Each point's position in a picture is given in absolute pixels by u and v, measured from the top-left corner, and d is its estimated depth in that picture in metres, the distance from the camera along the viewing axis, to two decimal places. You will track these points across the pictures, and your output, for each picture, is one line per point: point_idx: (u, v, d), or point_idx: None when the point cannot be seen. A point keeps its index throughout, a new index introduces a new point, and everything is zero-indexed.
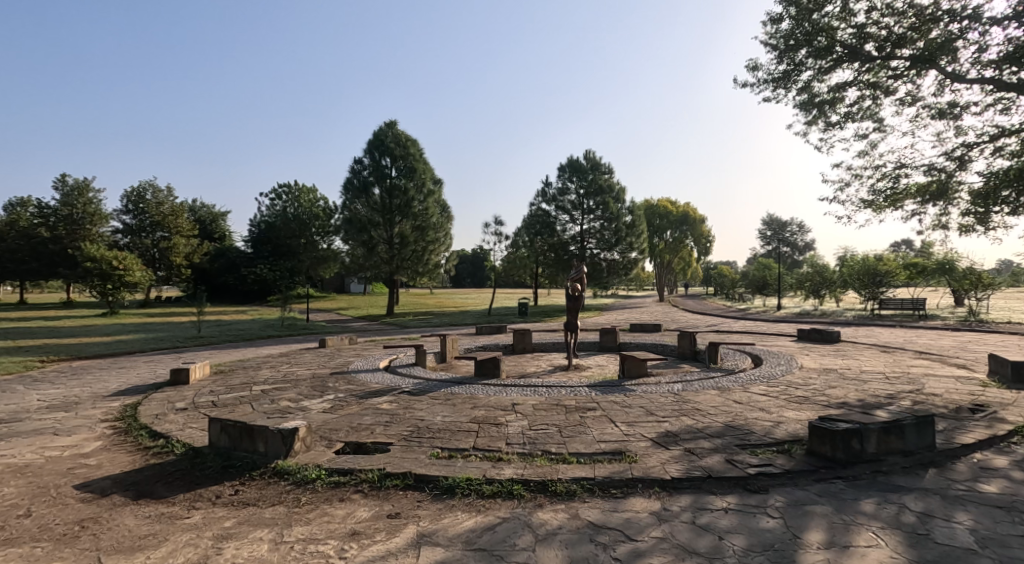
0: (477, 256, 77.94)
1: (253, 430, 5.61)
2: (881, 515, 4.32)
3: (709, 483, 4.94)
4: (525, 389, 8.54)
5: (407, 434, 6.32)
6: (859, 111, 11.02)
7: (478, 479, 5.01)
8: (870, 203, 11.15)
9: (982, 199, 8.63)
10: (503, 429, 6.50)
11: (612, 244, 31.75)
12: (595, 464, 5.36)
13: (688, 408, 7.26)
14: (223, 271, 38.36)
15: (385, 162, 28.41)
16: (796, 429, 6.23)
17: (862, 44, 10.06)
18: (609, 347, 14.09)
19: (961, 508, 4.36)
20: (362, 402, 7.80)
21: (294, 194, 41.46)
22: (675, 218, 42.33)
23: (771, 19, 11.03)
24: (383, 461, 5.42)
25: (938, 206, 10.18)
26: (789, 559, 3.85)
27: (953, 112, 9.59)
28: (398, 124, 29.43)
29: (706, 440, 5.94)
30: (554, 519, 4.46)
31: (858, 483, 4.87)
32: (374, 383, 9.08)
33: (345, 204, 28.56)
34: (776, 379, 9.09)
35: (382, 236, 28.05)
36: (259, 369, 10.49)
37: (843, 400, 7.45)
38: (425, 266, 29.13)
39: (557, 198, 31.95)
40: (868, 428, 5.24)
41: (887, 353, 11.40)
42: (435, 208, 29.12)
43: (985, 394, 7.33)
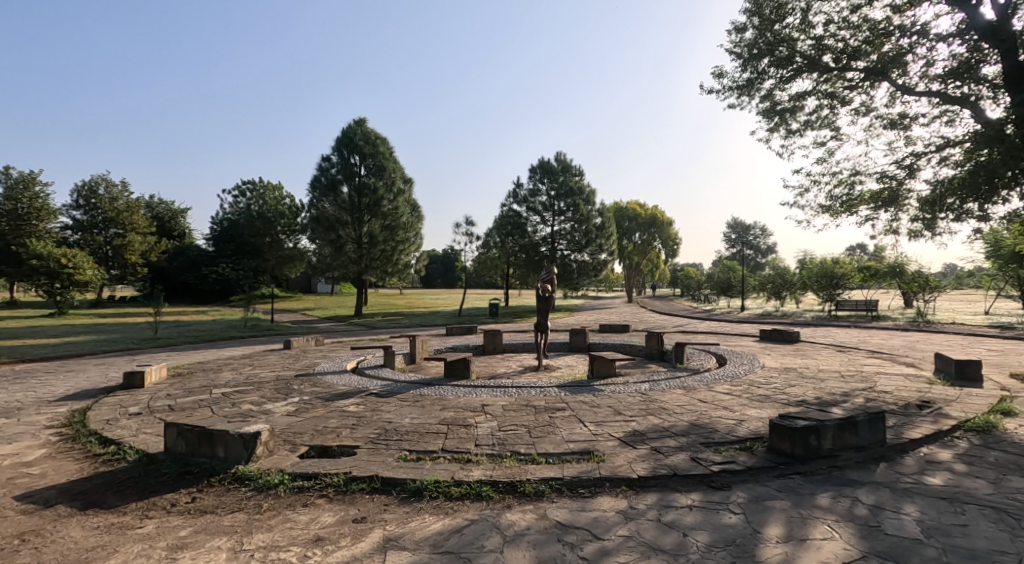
0: (448, 257, 77.51)
1: (212, 434, 5.47)
2: (836, 509, 4.48)
3: (675, 481, 5.03)
4: (495, 390, 8.53)
5: (374, 437, 6.25)
6: (817, 120, 11.39)
7: (447, 480, 5.00)
8: (828, 208, 11.52)
9: (929, 206, 9.02)
10: (472, 430, 6.49)
11: (582, 246, 31.99)
12: (563, 464, 5.40)
13: (655, 407, 7.39)
14: (183, 270, 37.29)
15: (353, 161, 28.01)
16: (757, 427, 6.41)
17: (821, 56, 10.43)
18: (579, 347, 14.20)
19: (909, 500, 4.55)
20: (328, 405, 7.68)
21: (258, 191, 40.49)
22: (644, 220, 42.88)
23: (736, 29, 11.31)
24: (349, 464, 5.35)
25: (889, 213, 10.60)
26: (750, 554, 3.95)
27: (904, 122, 10.01)
28: (367, 122, 29.05)
29: (672, 438, 6.05)
30: (523, 520, 4.48)
31: (815, 479, 5.03)
32: (341, 385, 8.95)
33: (312, 202, 28.02)
34: (739, 379, 9.33)
35: (350, 235, 27.65)
36: (219, 371, 10.22)
37: (802, 398, 7.69)
38: (394, 266, 28.85)
39: (528, 199, 32.09)
40: (825, 425, 5.42)
41: (843, 352, 11.84)
42: (405, 208, 28.85)
43: (931, 391, 7.68)
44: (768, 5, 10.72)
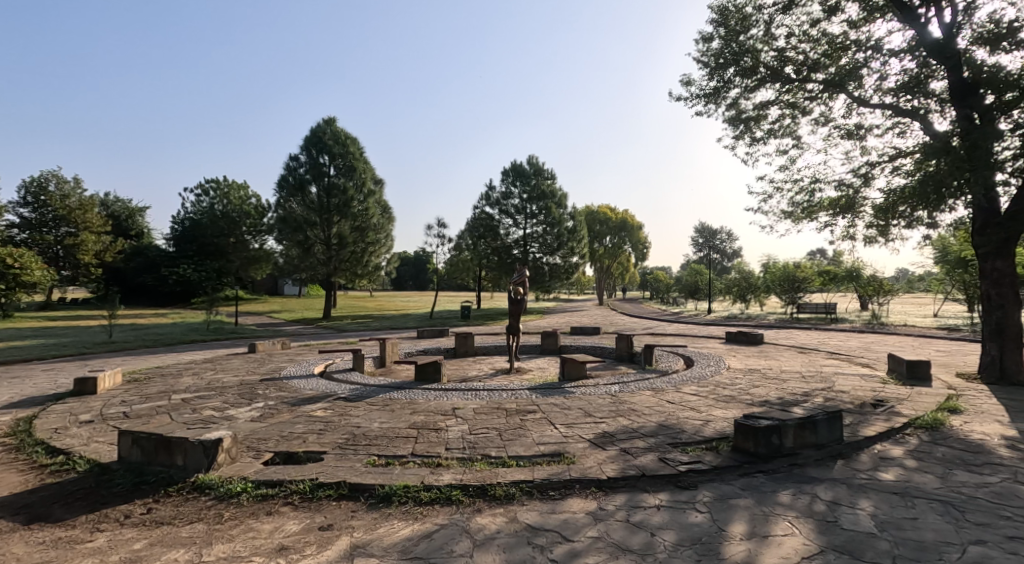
0: (419, 259, 76.97)
1: (171, 442, 5.32)
2: (796, 505, 4.62)
3: (644, 482, 5.11)
4: (466, 394, 8.51)
5: (342, 442, 6.18)
6: (780, 128, 11.72)
7: (416, 485, 4.98)
8: (789, 214, 11.86)
9: (883, 213, 9.39)
10: (442, 434, 6.47)
11: (554, 249, 32.19)
12: (534, 466, 5.43)
13: (624, 409, 7.50)
14: (140, 271, 36.24)
15: (322, 160, 27.58)
16: (723, 427, 6.56)
17: (783, 67, 10.76)
18: (550, 350, 14.28)
19: (864, 496, 4.73)
20: (295, 410, 7.56)
21: (223, 190, 39.64)
22: (615, 224, 43.41)
23: (703, 38, 11.56)
24: (315, 470, 5.28)
25: (847, 219, 10.99)
26: (714, 551, 4.04)
27: (860, 133, 10.38)
28: (337, 121, 28.70)
29: (641, 439, 6.15)
30: (493, 523, 4.49)
31: (777, 476, 5.19)
32: (308, 390, 8.81)
33: (279, 202, 27.44)
34: (706, 380, 9.54)
35: (318, 236, 27.20)
36: (180, 376, 9.93)
37: (765, 398, 7.90)
38: (364, 268, 28.61)
39: (501, 201, 32.15)
40: (786, 424, 5.59)
41: (804, 353, 12.21)
42: (375, 209, 28.57)
43: (885, 390, 8.00)
44: (734, 16, 11.02)
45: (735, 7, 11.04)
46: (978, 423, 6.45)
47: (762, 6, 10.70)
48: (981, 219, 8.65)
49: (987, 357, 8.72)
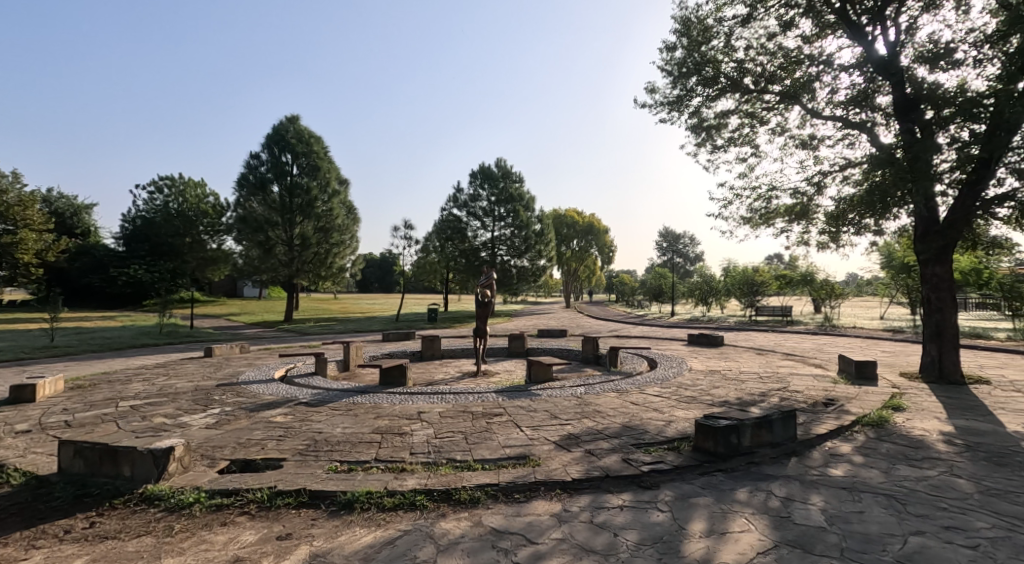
0: (386, 261, 76.17)
1: (117, 452, 5.12)
2: (752, 502, 4.76)
3: (607, 483, 5.18)
4: (432, 397, 8.45)
5: (303, 448, 6.06)
6: (739, 137, 12.05)
7: (380, 491, 4.92)
8: (748, 220, 12.20)
9: (834, 220, 9.76)
10: (407, 439, 6.41)
11: (522, 252, 32.33)
12: (499, 469, 5.43)
13: (589, 410, 7.60)
14: (87, 272, 34.84)
15: (285, 159, 26.99)
16: (684, 427, 6.71)
17: (742, 78, 11.08)
18: (517, 352, 14.30)
19: (815, 491, 4.90)
20: (254, 416, 7.38)
21: (178, 188, 38.55)
22: (582, 227, 43.88)
23: (667, 47, 11.81)
24: (274, 477, 5.17)
25: (801, 225, 11.38)
26: (675, 550, 4.12)
27: (813, 143, 10.78)
28: (300, 119, 28.18)
29: (605, 440, 6.24)
30: (457, 528, 4.47)
31: (735, 474, 5.32)
32: (268, 395, 8.60)
33: (239, 201, 26.71)
34: (669, 381, 9.73)
35: (280, 236, 26.60)
36: (129, 382, 9.55)
37: (725, 399, 8.11)
38: (328, 270, 28.20)
39: (468, 204, 32.10)
40: (744, 423, 5.75)
41: (762, 354, 12.59)
42: (340, 209, 28.19)
43: (836, 389, 8.33)
44: (696, 27, 11.32)
45: (697, 18, 11.34)
46: (920, 420, 6.77)
47: (723, 18, 11.01)
48: (922, 227, 9.08)
49: (928, 357, 9.15)
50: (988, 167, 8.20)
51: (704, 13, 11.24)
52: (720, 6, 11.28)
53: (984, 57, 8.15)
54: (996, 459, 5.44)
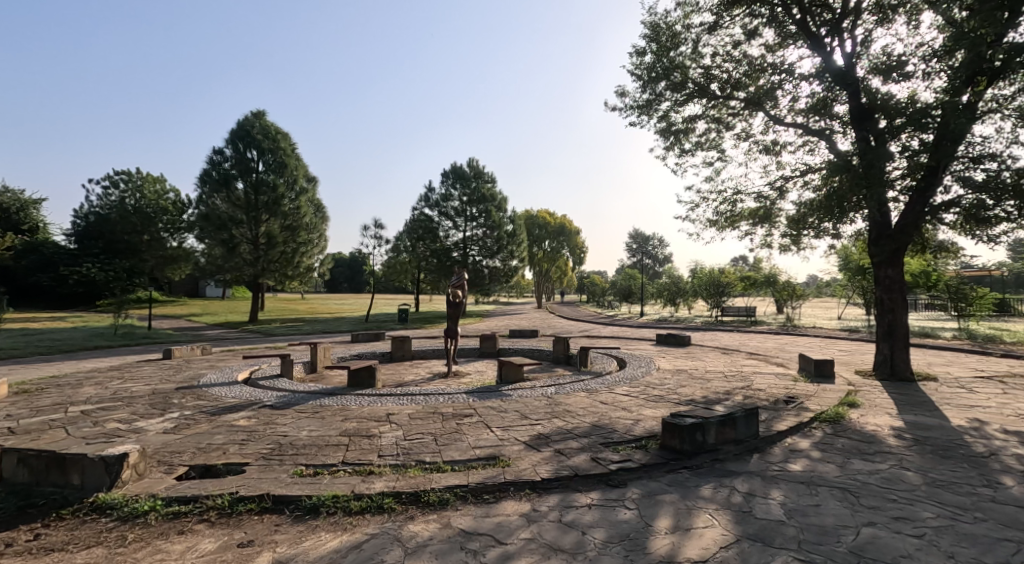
0: (356, 260, 75.15)
1: (66, 459, 4.92)
2: (716, 498, 4.86)
3: (576, 481, 5.22)
4: (401, 399, 8.38)
5: (267, 452, 5.93)
6: (706, 141, 12.30)
7: (346, 495, 4.85)
8: (714, 223, 12.45)
9: (795, 224, 10.05)
10: (375, 441, 6.34)
11: (494, 252, 32.32)
12: (469, 470, 5.42)
13: (559, 410, 7.65)
14: (35, 270, 33.27)
15: (250, 155, 26.39)
16: (652, 426, 6.80)
17: (709, 84, 11.30)
18: (488, 353, 14.29)
19: (775, 486, 5.03)
20: (215, 420, 7.19)
21: (135, 183, 37.30)
22: (553, 228, 44.22)
23: (636, 52, 11.97)
24: (236, 483, 5.04)
25: (764, 228, 11.69)
26: (641, 547, 4.17)
27: (776, 149, 11.08)
28: (266, 114, 27.56)
29: (574, 440, 6.28)
30: (426, 530, 4.45)
31: (700, 471, 5.43)
32: (231, 398, 8.39)
33: (201, 198, 25.95)
34: (637, 380, 9.85)
35: (245, 235, 25.96)
36: (80, 386, 9.18)
37: (691, 397, 8.27)
38: (294, 269, 27.69)
39: (440, 204, 31.92)
40: (709, 421, 5.86)
41: (727, 354, 12.87)
42: (308, 208, 27.70)
43: (796, 387, 8.58)
44: (665, 33, 11.53)
45: (666, 24, 11.54)
46: (872, 416, 7.03)
47: (690, 25, 11.24)
48: (875, 231, 9.43)
49: (880, 355, 9.49)
50: (936, 175, 8.58)
51: (672, 19, 11.45)
52: (688, 12, 11.50)
53: (933, 70, 8.50)
54: (941, 452, 5.70)
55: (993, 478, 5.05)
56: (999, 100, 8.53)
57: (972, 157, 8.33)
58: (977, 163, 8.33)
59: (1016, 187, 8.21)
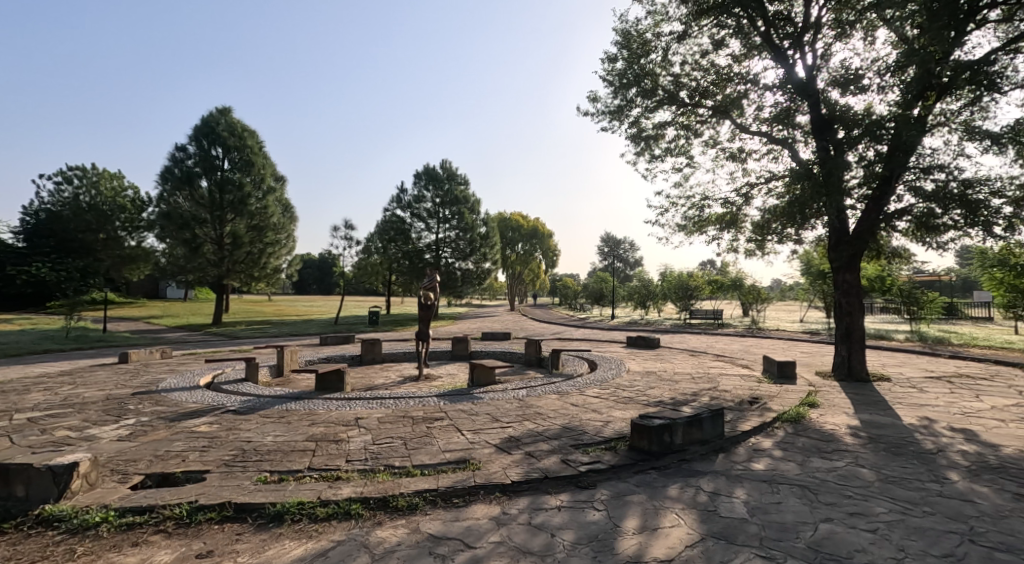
0: (324, 261, 74.02)
1: (11, 471, 4.69)
2: (683, 497, 4.92)
3: (546, 483, 5.22)
4: (371, 403, 8.26)
5: (230, 459, 5.78)
6: (675, 147, 12.51)
7: (312, 501, 4.74)
8: (683, 228, 12.66)
9: (760, 230, 10.28)
10: (343, 445, 6.24)
11: (467, 254, 32.20)
12: (438, 475, 5.36)
13: (530, 412, 7.65)
14: None
15: (215, 152, 25.73)
16: (621, 427, 6.86)
17: (678, 91, 11.50)
18: (459, 355, 14.22)
19: (739, 485, 5.13)
20: (174, 426, 6.96)
21: (90, 179, 35.97)
22: (526, 231, 44.42)
23: (608, 58, 12.10)
24: (195, 491, 4.88)
25: (731, 233, 11.95)
26: (610, 548, 4.19)
27: (741, 156, 11.34)
28: (233, 111, 26.92)
29: (545, 442, 6.28)
30: (394, 535, 4.39)
31: (668, 472, 5.49)
32: (192, 404, 8.14)
33: (162, 196, 25.14)
34: (607, 383, 9.92)
35: (209, 234, 25.27)
36: (28, 393, 8.78)
37: (659, 399, 8.37)
38: (260, 270, 27.12)
39: (412, 205, 31.67)
40: (676, 422, 5.94)
41: (695, 356, 13.09)
42: (275, 207, 27.12)
43: (761, 388, 8.77)
44: (635, 40, 11.74)
45: (637, 32, 11.75)
46: (831, 415, 7.23)
47: (660, 33, 11.43)
48: (834, 237, 9.71)
49: (838, 356, 9.78)
50: (889, 185, 8.91)
51: (643, 27, 11.65)
52: (658, 21, 11.69)
53: (887, 84, 8.81)
54: (894, 449, 5.90)
55: (940, 474, 5.25)
56: (947, 114, 8.90)
57: (923, 168, 8.65)
58: (928, 174, 8.65)
59: (962, 197, 8.57)
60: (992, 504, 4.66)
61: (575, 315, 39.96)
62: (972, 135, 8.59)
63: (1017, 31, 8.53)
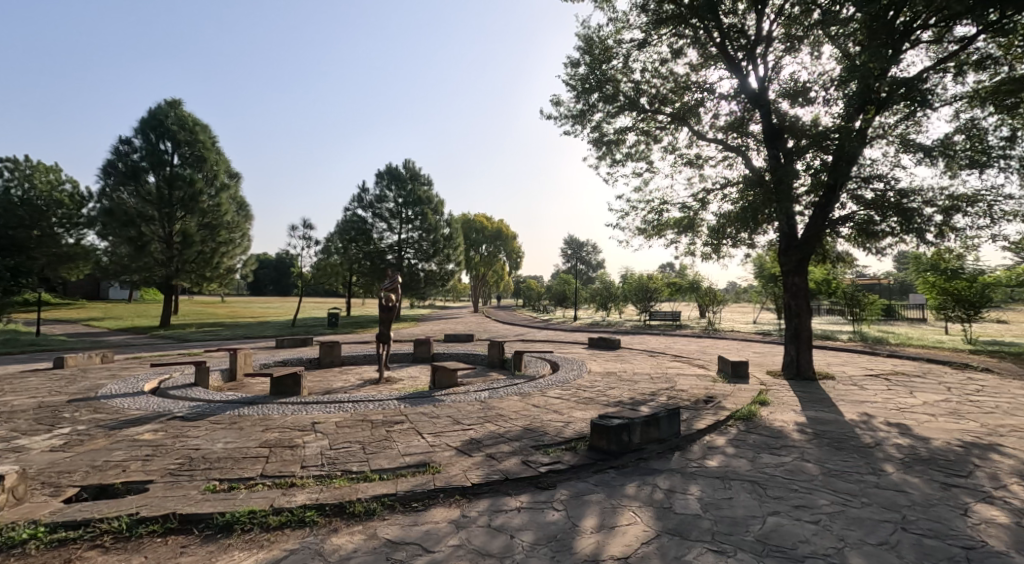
0: (283, 261, 72.26)
1: None
2: (640, 496, 4.97)
3: (507, 485, 5.19)
4: (328, 406, 8.06)
5: (176, 468, 5.53)
6: (636, 152, 12.69)
7: (264, 509, 4.57)
8: (643, 231, 12.85)
9: (715, 234, 10.53)
10: (298, 451, 6.05)
11: (430, 255, 31.89)
12: (397, 479, 5.26)
13: (492, 414, 7.60)
14: None
15: (163, 146, 24.70)
16: (581, 428, 6.90)
17: (639, 97, 11.65)
18: (422, 358, 14.05)
19: (693, 482, 5.22)
20: (115, 434, 6.61)
21: (23, 172, 33.85)
22: (490, 233, 44.36)
23: (571, 63, 12.19)
24: (137, 503, 4.65)
25: (688, 237, 12.19)
26: (568, 547, 4.19)
27: (698, 162, 11.60)
28: (182, 104, 25.90)
29: (506, 443, 6.25)
30: (350, 542, 4.28)
31: (626, 471, 5.54)
32: (134, 411, 7.74)
33: (106, 191, 24.04)
34: (569, 383, 9.97)
35: (157, 232, 24.28)
36: None
37: (619, 399, 8.45)
38: (213, 270, 26.21)
39: (374, 205, 31.17)
40: (635, 421, 5.99)
41: (654, 356, 13.32)
42: (229, 205, 26.29)
43: (716, 387, 8.98)
44: (597, 46, 11.88)
45: (599, 38, 11.90)
46: (780, 412, 7.46)
47: (622, 40, 11.59)
48: (784, 243, 10.05)
49: (787, 356, 10.10)
50: (833, 194, 9.29)
51: (605, 34, 11.81)
52: (620, 28, 11.85)
53: (832, 97, 9.16)
54: (836, 444, 6.12)
55: (878, 466, 5.47)
56: (884, 127, 9.32)
57: (863, 178, 9.04)
58: (867, 183, 9.04)
59: (898, 205, 8.98)
60: (922, 493, 4.89)
61: (538, 315, 42.42)
62: (907, 147, 9.01)
63: (946, 52, 9.03)
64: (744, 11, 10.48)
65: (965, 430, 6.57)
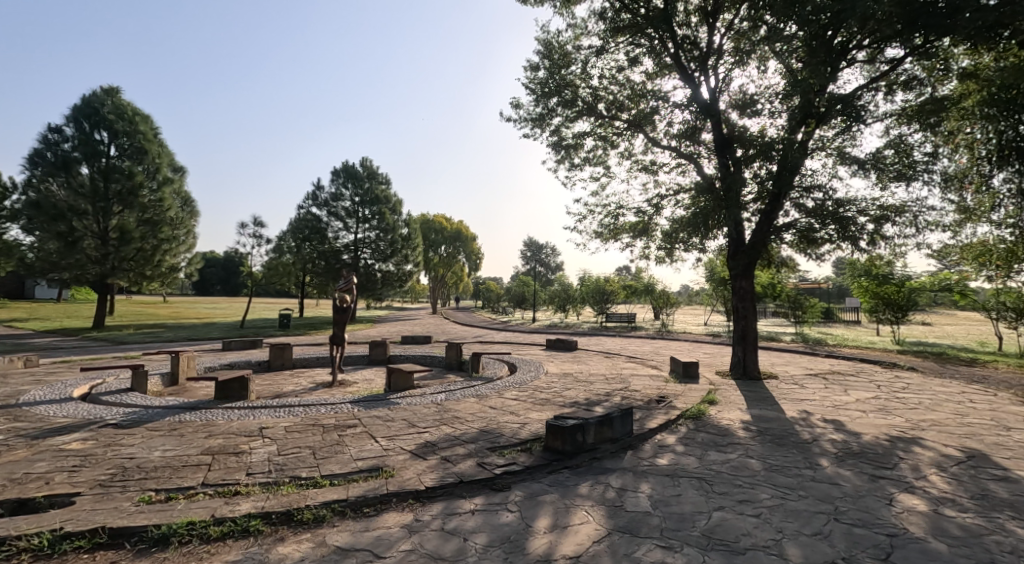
0: (230, 262, 69.29)
1: None
2: (593, 495, 4.98)
3: (461, 488, 5.10)
4: (277, 411, 7.76)
5: (107, 479, 5.20)
6: (593, 157, 12.82)
7: (204, 520, 4.34)
8: (599, 234, 12.97)
9: (669, 238, 10.74)
10: (244, 458, 5.79)
11: (387, 256, 31.36)
12: (349, 485, 5.08)
13: (447, 417, 7.50)
14: None
15: (99, 136, 23.41)
16: (536, 429, 6.89)
17: (596, 103, 11.79)
18: (377, 360, 13.76)
19: (644, 480, 5.27)
20: (41, 444, 6.16)
21: None
22: (449, 233, 44.02)
23: (531, 66, 12.20)
24: (62, 517, 4.33)
25: (643, 241, 12.38)
26: (521, 548, 4.14)
27: (653, 168, 11.83)
28: (121, 92, 24.61)
29: (461, 446, 6.16)
30: (296, 551, 4.11)
31: (579, 470, 5.55)
32: (62, 419, 7.23)
33: (32, 181, 22.58)
34: (526, 385, 9.96)
35: (91, 227, 22.98)
36: None
37: (574, 400, 8.49)
38: (154, 268, 25.02)
39: (329, 203, 30.44)
40: (589, 422, 6.00)
41: (609, 357, 13.48)
42: (172, 201, 25.17)
43: (668, 387, 9.14)
44: (556, 51, 11.95)
45: (558, 43, 11.97)
46: (727, 411, 7.65)
47: (580, 46, 11.70)
48: (732, 247, 10.35)
49: (735, 357, 10.37)
50: (777, 202, 9.64)
51: (564, 39, 11.89)
52: (578, 34, 11.95)
53: (777, 110, 9.48)
54: (779, 440, 6.31)
55: (815, 460, 5.67)
56: (824, 140, 9.72)
57: (804, 187, 9.40)
58: (808, 193, 9.41)
59: (835, 214, 9.37)
60: (853, 485, 5.09)
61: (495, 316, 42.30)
62: (843, 159, 9.43)
63: (878, 71, 9.47)
64: (697, 24, 10.73)
65: (892, 425, 6.91)
